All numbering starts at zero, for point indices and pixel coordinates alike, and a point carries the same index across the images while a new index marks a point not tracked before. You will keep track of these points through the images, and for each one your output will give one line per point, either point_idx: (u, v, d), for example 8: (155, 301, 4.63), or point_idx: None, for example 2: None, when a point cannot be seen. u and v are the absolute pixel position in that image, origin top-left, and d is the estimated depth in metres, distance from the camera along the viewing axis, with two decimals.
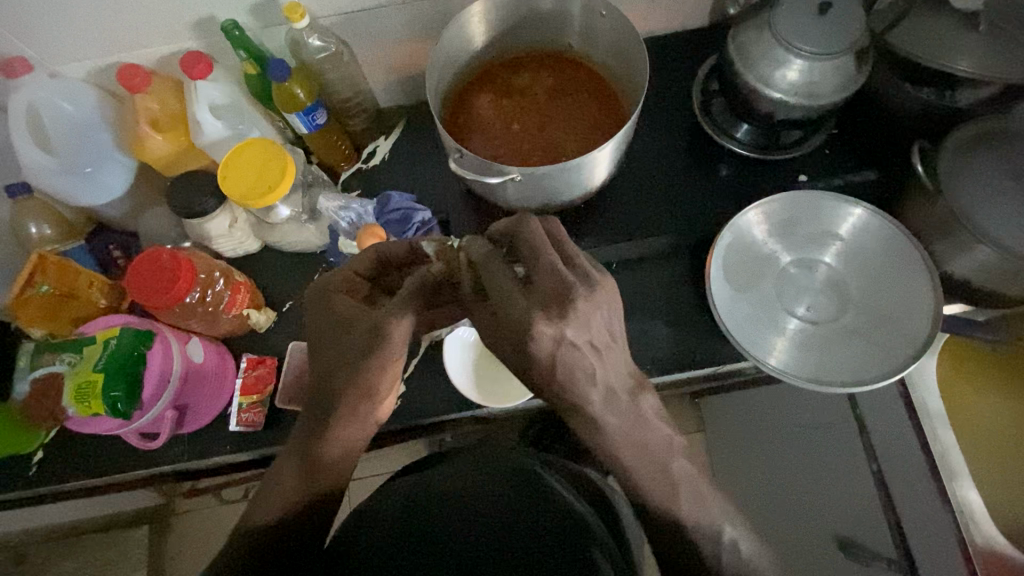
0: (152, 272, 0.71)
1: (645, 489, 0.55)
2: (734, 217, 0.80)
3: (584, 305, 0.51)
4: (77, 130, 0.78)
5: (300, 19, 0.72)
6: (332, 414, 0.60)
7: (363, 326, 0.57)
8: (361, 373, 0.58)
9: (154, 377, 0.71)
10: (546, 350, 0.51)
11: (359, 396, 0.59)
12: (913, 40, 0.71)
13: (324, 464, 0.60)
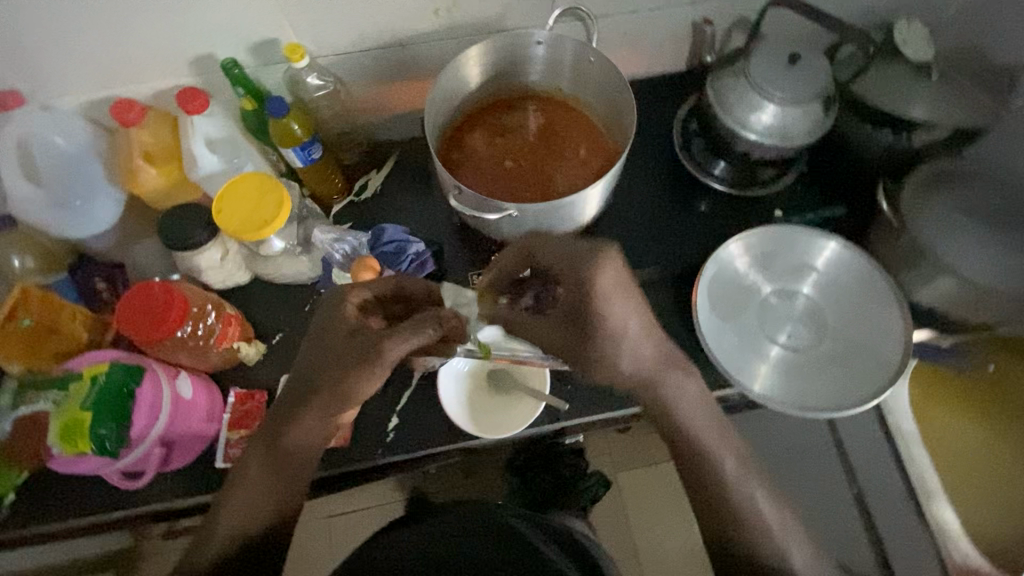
0: (149, 306, 0.71)
1: (684, 409, 0.67)
2: (717, 250, 0.84)
3: (613, 259, 0.60)
4: (69, 162, 0.77)
5: (300, 59, 0.75)
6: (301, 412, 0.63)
7: (365, 335, 0.62)
8: (346, 384, 0.62)
9: (145, 415, 0.68)
10: (601, 292, 0.60)
11: (332, 405, 0.63)
12: (875, 87, 0.81)
13: (286, 463, 0.64)
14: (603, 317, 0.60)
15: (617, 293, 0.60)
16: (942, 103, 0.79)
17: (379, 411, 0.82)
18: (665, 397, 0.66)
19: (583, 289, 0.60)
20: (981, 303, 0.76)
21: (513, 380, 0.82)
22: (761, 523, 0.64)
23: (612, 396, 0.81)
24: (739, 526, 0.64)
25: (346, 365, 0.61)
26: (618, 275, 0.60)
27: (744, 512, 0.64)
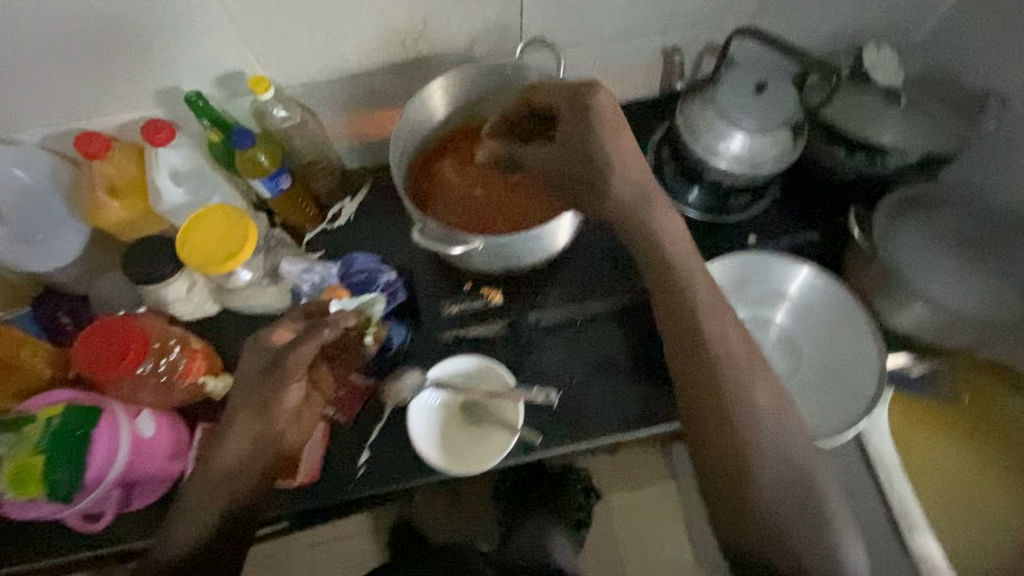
0: (109, 341, 0.70)
1: (669, 230, 0.68)
2: None
3: (602, 97, 0.66)
4: (32, 196, 0.77)
5: (265, 91, 0.74)
6: (229, 433, 0.67)
7: (272, 352, 0.67)
8: (262, 398, 0.66)
9: (101, 454, 0.66)
10: (599, 117, 0.65)
11: (255, 423, 0.66)
12: (844, 112, 0.81)
13: (225, 481, 0.65)
14: (603, 147, 0.66)
15: (612, 122, 0.66)
16: (910, 128, 0.79)
17: (350, 445, 0.80)
18: (647, 218, 0.68)
19: (581, 113, 0.66)
20: (957, 331, 0.76)
21: (486, 410, 0.80)
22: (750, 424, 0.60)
23: (588, 426, 0.80)
24: (795, 538, 0.56)
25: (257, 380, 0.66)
26: (606, 108, 0.65)
27: (803, 520, 0.57)
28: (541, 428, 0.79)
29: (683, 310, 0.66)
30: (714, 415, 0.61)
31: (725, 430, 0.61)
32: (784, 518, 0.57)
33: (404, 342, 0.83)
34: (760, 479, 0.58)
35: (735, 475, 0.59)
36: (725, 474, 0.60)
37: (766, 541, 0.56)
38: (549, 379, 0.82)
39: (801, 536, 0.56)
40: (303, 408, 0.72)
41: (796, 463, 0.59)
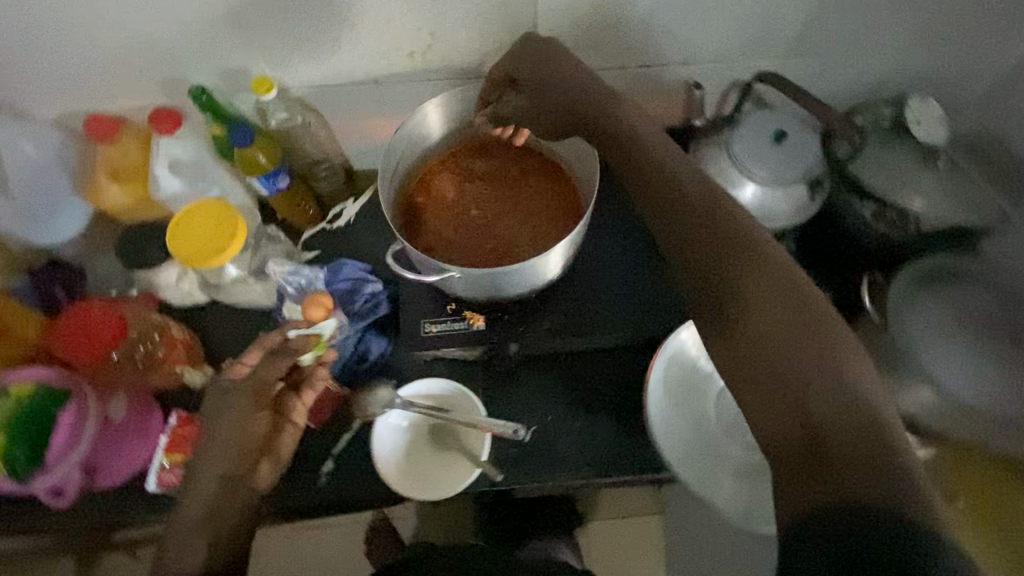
0: (87, 325, 0.74)
1: (660, 151, 0.62)
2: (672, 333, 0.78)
3: (548, 42, 0.71)
4: (39, 170, 0.78)
5: (267, 92, 0.74)
6: (200, 468, 0.64)
7: (249, 379, 0.66)
8: (222, 434, 0.64)
9: (62, 437, 0.71)
10: (558, 63, 0.69)
11: (225, 457, 0.64)
12: (871, 170, 0.75)
13: (215, 511, 0.62)
14: (596, 109, 0.67)
15: (575, 63, 0.69)
16: (937, 195, 0.75)
17: (315, 452, 0.79)
18: (644, 147, 0.62)
19: (545, 53, 0.70)
20: (967, 423, 0.70)
21: (452, 437, 0.78)
22: (729, 224, 0.53)
23: (557, 467, 0.77)
24: (805, 371, 0.44)
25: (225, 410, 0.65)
26: (559, 50, 0.70)
27: (853, 445, 0.40)
28: (507, 465, 0.77)
29: (681, 214, 0.55)
30: (711, 247, 0.52)
31: (747, 268, 0.49)
32: (837, 406, 0.42)
33: (383, 354, 0.83)
34: (808, 383, 0.43)
35: (746, 315, 0.48)
36: (745, 326, 0.47)
37: (826, 440, 0.41)
38: (522, 414, 0.80)
39: (839, 396, 0.42)
40: (271, 443, 0.69)
41: (857, 388, 0.42)
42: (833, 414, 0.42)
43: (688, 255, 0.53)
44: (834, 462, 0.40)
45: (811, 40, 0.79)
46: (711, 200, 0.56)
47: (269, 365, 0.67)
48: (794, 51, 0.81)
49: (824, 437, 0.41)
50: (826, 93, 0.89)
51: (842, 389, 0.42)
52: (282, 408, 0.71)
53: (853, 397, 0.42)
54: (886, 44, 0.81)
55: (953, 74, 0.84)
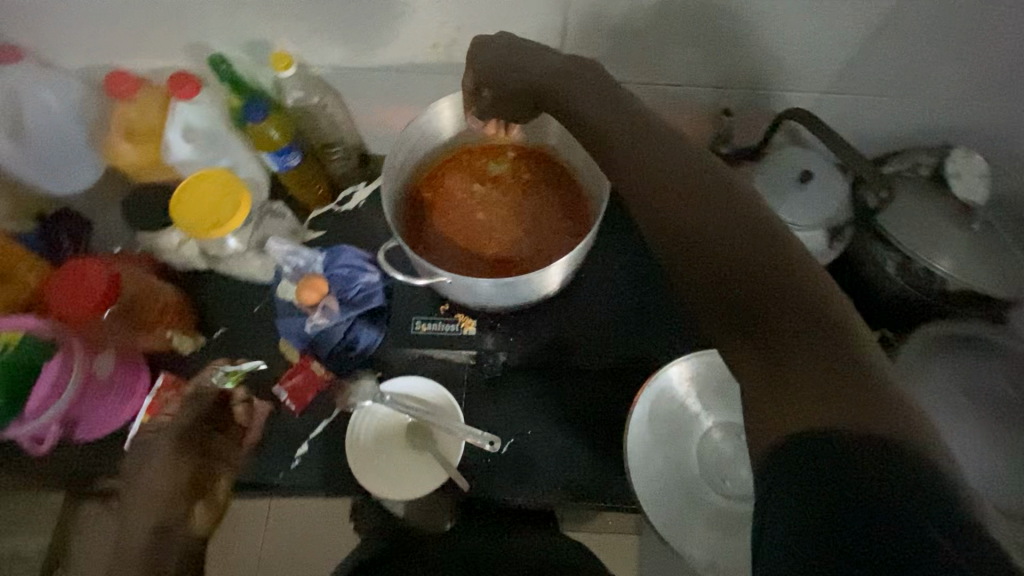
0: (80, 284, 0.72)
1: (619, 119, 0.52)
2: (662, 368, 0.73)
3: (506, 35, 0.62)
4: (54, 121, 0.78)
5: (285, 69, 0.73)
6: (135, 517, 0.72)
7: (174, 427, 0.75)
8: (147, 482, 0.73)
9: (41, 392, 0.72)
10: (519, 55, 0.60)
11: (155, 505, 0.72)
12: (898, 224, 0.71)
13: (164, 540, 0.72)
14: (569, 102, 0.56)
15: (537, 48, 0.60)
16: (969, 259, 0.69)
17: (292, 433, 0.80)
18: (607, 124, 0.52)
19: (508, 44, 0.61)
20: None
21: (429, 440, 0.77)
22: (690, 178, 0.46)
23: (528, 481, 0.76)
24: (795, 334, 0.38)
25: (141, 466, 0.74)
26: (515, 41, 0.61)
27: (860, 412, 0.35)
28: (480, 473, 0.76)
29: (641, 172, 0.48)
30: (655, 176, 0.47)
31: (712, 223, 0.43)
32: (804, 326, 0.38)
33: (373, 344, 0.81)
34: (804, 352, 0.37)
35: (696, 244, 0.43)
36: (695, 256, 0.43)
37: (798, 377, 0.37)
38: (502, 424, 0.79)
39: (803, 313, 0.38)
40: (202, 484, 0.75)
41: (851, 337, 0.37)
42: (802, 345, 0.37)
43: (633, 188, 0.48)
44: (801, 386, 0.37)
45: (853, 79, 0.76)
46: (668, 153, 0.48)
47: (190, 415, 0.76)
48: (834, 87, 0.77)
49: (787, 356, 0.38)
50: (862, 133, 0.84)
51: (808, 304, 0.38)
52: (209, 451, 0.76)
53: (815, 308, 0.38)
54: (934, 91, 0.76)
55: (1001, 128, 0.79)
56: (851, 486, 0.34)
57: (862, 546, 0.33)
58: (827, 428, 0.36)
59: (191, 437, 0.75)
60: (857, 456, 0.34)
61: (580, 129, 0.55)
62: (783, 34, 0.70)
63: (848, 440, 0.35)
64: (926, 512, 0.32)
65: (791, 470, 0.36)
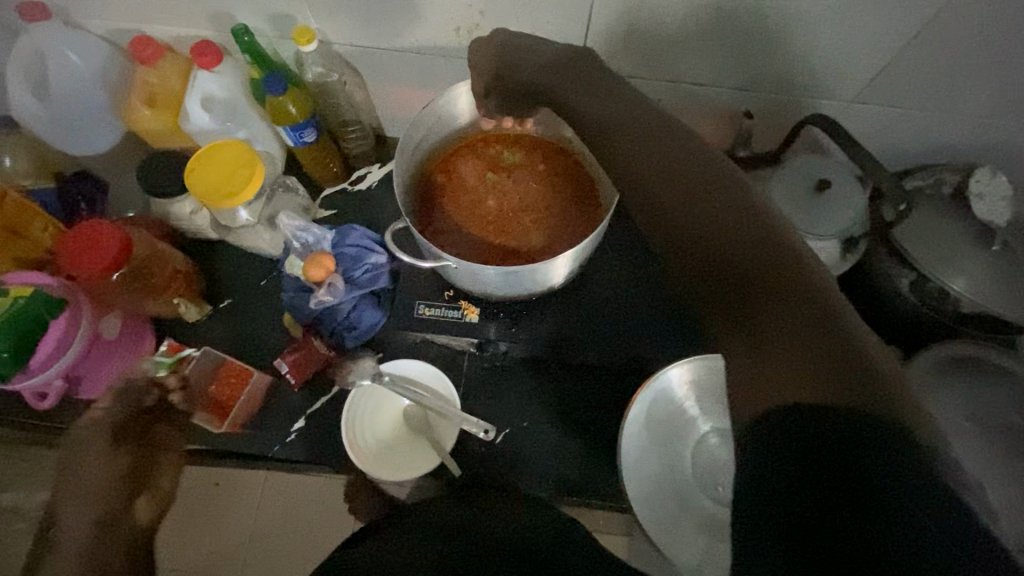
0: (92, 243, 0.73)
1: (619, 112, 0.53)
2: (662, 369, 0.71)
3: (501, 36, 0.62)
4: (76, 83, 0.78)
5: (307, 44, 0.73)
6: (74, 516, 0.65)
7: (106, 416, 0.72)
8: (87, 476, 0.67)
9: (45, 347, 0.72)
10: (516, 54, 0.61)
11: (90, 500, 0.66)
12: (914, 240, 0.70)
13: (115, 526, 0.66)
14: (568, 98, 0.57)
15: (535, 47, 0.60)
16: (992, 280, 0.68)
17: (290, 407, 0.81)
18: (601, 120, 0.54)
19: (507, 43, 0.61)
20: None
21: (425, 424, 0.77)
22: (682, 165, 0.49)
23: (521, 474, 0.76)
24: (776, 312, 0.41)
25: (76, 456, 0.69)
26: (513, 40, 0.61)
27: (832, 380, 0.37)
28: (473, 460, 0.77)
29: (634, 161, 0.51)
30: (654, 167, 0.50)
31: (703, 212, 0.46)
32: (784, 298, 0.41)
33: (375, 326, 0.82)
34: (784, 329, 0.40)
35: (690, 233, 0.46)
36: (689, 246, 0.46)
37: (778, 347, 0.40)
38: (499, 414, 0.79)
39: (782, 296, 0.41)
40: (143, 476, 0.71)
41: (834, 312, 0.40)
42: (783, 321, 0.40)
43: (633, 178, 0.51)
44: (782, 363, 0.39)
45: (882, 89, 0.74)
46: (664, 139, 0.51)
47: (123, 408, 0.72)
48: (861, 97, 0.76)
49: (767, 336, 0.41)
50: (884, 145, 0.83)
51: (788, 288, 0.41)
52: (151, 438, 0.73)
53: (797, 291, 0.41)
54: (967, 108, 0.74)
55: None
56: (833, 458, 0.35)
57: (845, 517, 0.34)
58: (804, 403, 0.38)
59: (127, 430, 0.72)
60: (839, 430, 0.36)
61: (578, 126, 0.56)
62: (816, 39, 0.68)
63: (827, 413, 0.37)
64: (903, 482, 0.33)
65: (775, 444, 0.38)
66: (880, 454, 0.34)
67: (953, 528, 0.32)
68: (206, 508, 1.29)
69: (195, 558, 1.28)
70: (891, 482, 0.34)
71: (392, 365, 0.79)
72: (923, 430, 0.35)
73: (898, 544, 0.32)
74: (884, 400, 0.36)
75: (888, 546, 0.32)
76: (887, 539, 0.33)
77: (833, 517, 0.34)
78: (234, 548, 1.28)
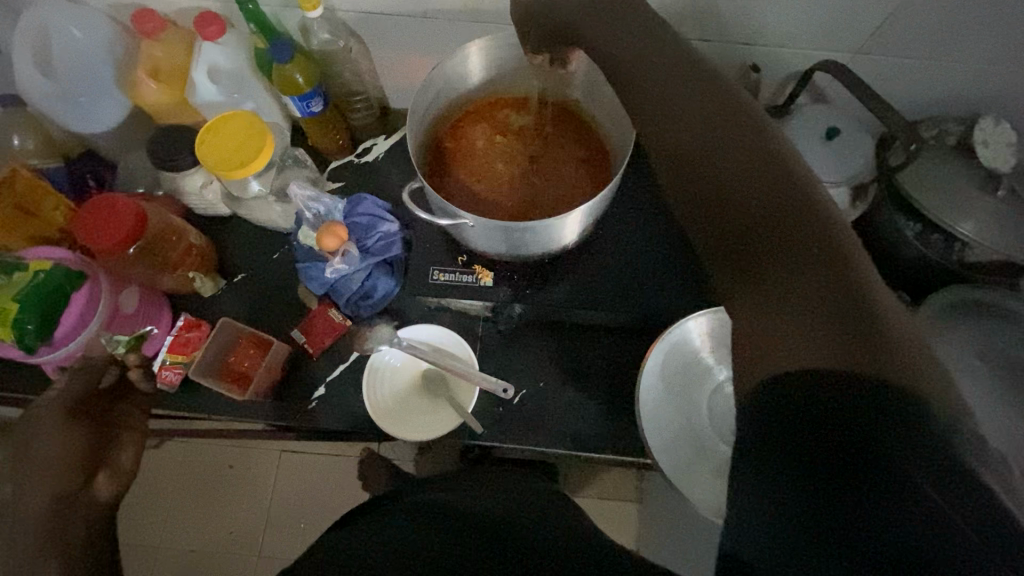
0: (104, 217, 0.73)
1: (631, 48, 0.51)
2: (680, 319, 0.74)
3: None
4: (80, 59, 0.78)
5: (314, 9, 0.72)
6: (28, 491, 0.61)
7: (70, 388, 0.70)
8: (43, 451, 0.64)
9: (65, 324, 0.74)
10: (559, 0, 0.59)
11: (49, 475, 0.62)
12: (922, 186, 0.71)
13: (37, 522, 0.58)
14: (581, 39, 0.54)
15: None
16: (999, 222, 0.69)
17: (308, 376, 0.82)
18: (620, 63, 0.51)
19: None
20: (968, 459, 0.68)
21: (444, 387, 0.78)
22: (703, 99, 0.45)
23: (540, 432, 0.78)
24: (786, 267, 0.37)
25: (30, 427, 0.66)
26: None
27: (844, 343, 0.34)
28: (491, 420, 0.78)
29: (656, 98, 0.47)
30: (668, 113, 0.46)
31: (723, 152, 0.42)
32: (797, 253, 0.37)
33: (390, 294, 0.82)
34: (792, 290, 0.37)
35: (700, 180, 0.43)
36: (701, 191, 0.42)
37: (780, 305, 0.37)
38: (515, 375, 0.80)
39: (796, 254, 0.37)
40: (100, 454, 0.68)
41: (853, 273, 0.35)
42: (795, 282, 0.37)
43: (648, 120, 0.48)
44: (786, 322, 0.37)
45: (887, 39, 0.74)
46: (675, 73, 0.47)
47: (81, 386, 0.71)
48: (868, 47, 0.76)
49: (774, 293, 0.38)
50: (890, 96, 0.84)
51: (804, 247, 0.37)
52: (112, 419, 0.72)
53: (813, 244, 0.37)
54: (975, 55, 0.74)
55: None
56: (827, 428, 0.35)
57: (834, 481, 0.35)
58: (809, 368, 0.36)
59: (86, 407, 0.70)
60: (832, 391, 0.35)
61: (597, 61, 0.54)
62: None
63: (833, 380, 0.35)
64: (889, 441, 0.33)
65: (770, 409, 0.37)
66: (881, 425, 0.33)
67: (964, 507, 0.31)
68: (224, 485, 1.32)
69: (211, 536, 1.29)
70: (895, 454, 0.33)
71: (409, 330, 0.80)
72: (933, 397, 0.32)
73: (883, 511, 0.33)
74: (892, 370, 0.33)
75: (876, 513, 0.33)
76: (873, 507, 0.33)
77: (823, 479, 0.35)
78: (247, 524, 1.29)
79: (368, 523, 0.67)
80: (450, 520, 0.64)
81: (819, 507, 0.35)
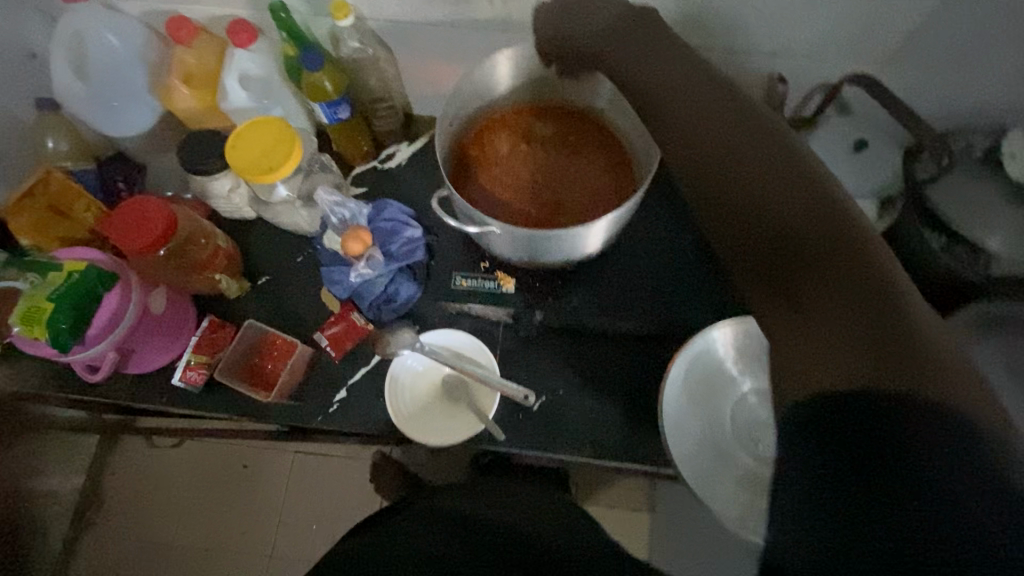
0: (137, 218, 0.74)
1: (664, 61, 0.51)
2: (704, 328, 0.74)
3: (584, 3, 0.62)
4: (115, 64, 0.80)
5: (344, 18, 0.73)
6: None
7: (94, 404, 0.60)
8: None
9: (98, 323, 0.74)
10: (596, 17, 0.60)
11: None
12: (950, 198, 0.71)
13: None
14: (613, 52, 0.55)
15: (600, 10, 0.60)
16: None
17: (329, 379, 0.82)
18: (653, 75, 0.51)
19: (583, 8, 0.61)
20: None
21: (465, 393, 0.79)
22: (734, 116, 0.45)
23: (560, 439, 0.78)
24: (823, 277, 0.37)
25: None
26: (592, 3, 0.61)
27: (882, 353, 0.34)
28: (510, 426, 0.78)
29: (689, 114, 0.48)
30: (699, 129, 0.47)
31: (755, 167, 0.43)
32: (834, 263, 0.37)
33: (412, 299, 0.83)
34: (829, 300, 0.37)
35: (730, 193, 0.43)
36: (733, 204, 0.43)
37: (817, 316, 0.37)
38: (535, 382, 0.80)
39: (833, 263, 0.37)
40: None
41: (889, 282, 0.36)
42: (831, 293, 0.37)
43: (676, 135, 0.48)
44: (819, 332, 0.37)
45: (916, 52, 0.74)
46: (707, 91, 0.48)
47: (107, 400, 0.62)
48: (894, 58, 0.76)
49: (809, 309, 0.38)
50: (916, 108, 0.83)
51: (841, 257, 0.37)
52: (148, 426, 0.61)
53: (848, 254, 0.37)
54: (1003, 67, 0.74)
55: None
56: (862, 439, 0.34)
57: (870, 493, 0.33)
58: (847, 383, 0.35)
59: None
60: (869, 402, 0.34)
61: (628, 72, 0.55)
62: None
63: (867, 395, 0.34)
64: (925, 447, 0.32)
65: (804, 427, 0.36)
66: (916, 440, 0.33)
67: (1006, 517, 0.30)
68: (239, 484, 1.33)
69: (225, 536, 1.29)
70: (935, 469, 0.32)
71: (430, 335, 0.81)
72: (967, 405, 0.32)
73: (922, 530, 0.32)
74: (931, 381, 0.33)
75: (919, 536, 0.32)
76: (912, 519, 0.32)
77: (861, 502, 0.33)
78: (261, 525, 1.30)
79: (394, 529, 0.65)
80: (484, 537, 0.63)
81: (856, 523, 0.33)
